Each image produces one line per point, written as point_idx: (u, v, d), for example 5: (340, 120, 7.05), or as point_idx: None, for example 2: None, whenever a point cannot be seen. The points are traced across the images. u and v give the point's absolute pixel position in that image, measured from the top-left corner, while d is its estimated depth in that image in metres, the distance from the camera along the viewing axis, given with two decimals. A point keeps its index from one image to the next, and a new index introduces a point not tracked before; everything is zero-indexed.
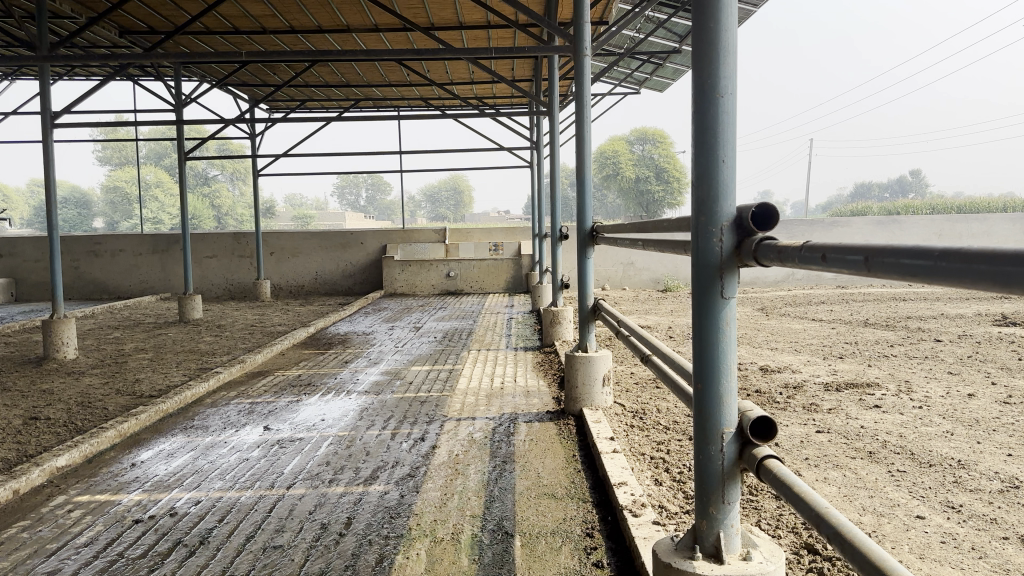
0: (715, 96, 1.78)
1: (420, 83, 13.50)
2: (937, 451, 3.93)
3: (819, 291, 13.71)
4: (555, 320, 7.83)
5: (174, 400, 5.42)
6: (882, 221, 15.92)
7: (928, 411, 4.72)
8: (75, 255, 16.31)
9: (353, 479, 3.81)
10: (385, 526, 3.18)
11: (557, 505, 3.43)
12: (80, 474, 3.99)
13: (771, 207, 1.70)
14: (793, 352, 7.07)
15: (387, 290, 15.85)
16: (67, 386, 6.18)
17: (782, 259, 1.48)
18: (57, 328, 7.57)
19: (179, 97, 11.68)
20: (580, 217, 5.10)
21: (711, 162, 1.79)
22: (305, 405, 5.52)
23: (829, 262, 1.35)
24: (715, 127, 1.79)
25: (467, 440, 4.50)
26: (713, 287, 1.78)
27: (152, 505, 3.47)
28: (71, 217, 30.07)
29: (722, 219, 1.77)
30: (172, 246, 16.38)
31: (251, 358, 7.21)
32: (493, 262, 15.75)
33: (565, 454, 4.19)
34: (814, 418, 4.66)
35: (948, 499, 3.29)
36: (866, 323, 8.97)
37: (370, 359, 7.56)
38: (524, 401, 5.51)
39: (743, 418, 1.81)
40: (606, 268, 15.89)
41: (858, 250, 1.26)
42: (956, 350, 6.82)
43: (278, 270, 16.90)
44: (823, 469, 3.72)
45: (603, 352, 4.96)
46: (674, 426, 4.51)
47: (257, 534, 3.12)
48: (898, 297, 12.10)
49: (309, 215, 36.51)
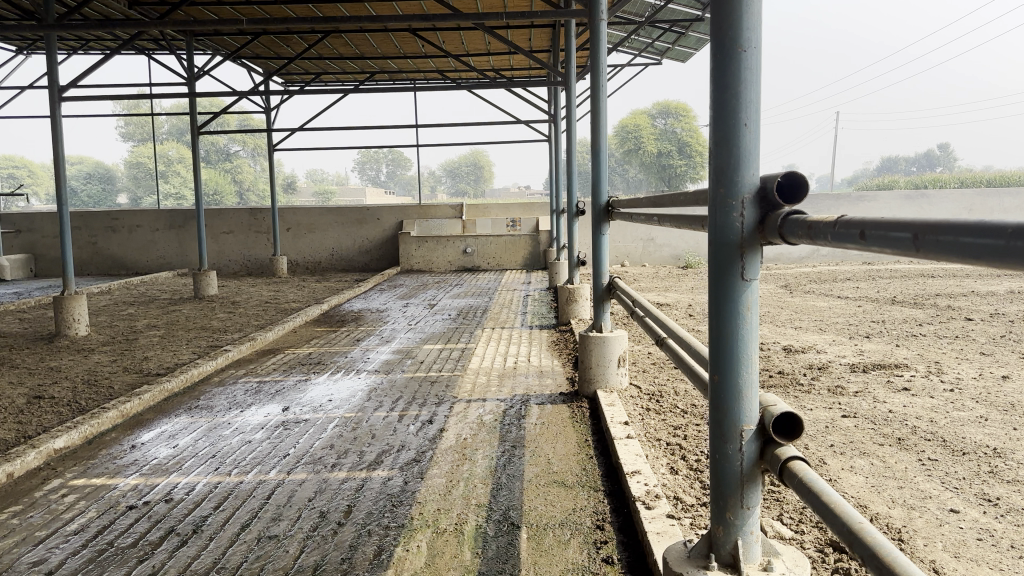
0: (736, 49, 1.57)
1: (434, 54, 13.24)
2: (970, 438, 3.70)
3: (844, 268, 13.29)
4: (571, 298, 7.65)
5: (180, 379, 5.34)
6: (911, 195, 15.39)
7: (961, 395, 4.47)
8: (93, 231, 16.38)
9: (356, 464, 3.68)
10: (386, 515, 3.05)
11: (568, 494, 3.27)
12: (79, 456, 3.92)
13: (800, 175, 1.50)
14: (818, 331, 6.81)
15: (403, 267, 15.77)
16: (76, 364, 6.15)
17: (812, 236, 1.30)
18: (68, 304, 7.53)
19: (191, 70, 11.49)
20: (595, 190, 4.86)
21: (733, 126, 1.59)
22: (313, 385, 5.42)
23: (868, 240, 1.16)
24: (736, 86, 1.58)
25: (476, 423, 4.35)
26: (733, 267, 1.59)
27: (148, 490, 3.37)
28: (94, 193, 30.42)
29: (744, 191, 1.57)
30: (188, 222, 16.39)
31: (261, 336, 7.12)
32: (511, 238, 15.54)
33: (577, 439, 4.03)
34: (840, 402, 4.44)
35: (984, 491, 3.07)
36: (893, 300, 8.65)
37: (382, 337, 7.46)
38: (536, 382, 5.35)
39: (766, 415, 1.61)
40: (625, 244, 15.63)
41: (907, 225, 1.06)
42: (989, 330, 6.52)
43: (295, 246, 16.83)
44: (849, 456, 3.51)
45: (618, 332, 4.78)
46: (692, 410, 4.33)
47: (253, 522, 3.01)
48: (925, 274, 11.74)
49: (328, 190, 36.45)
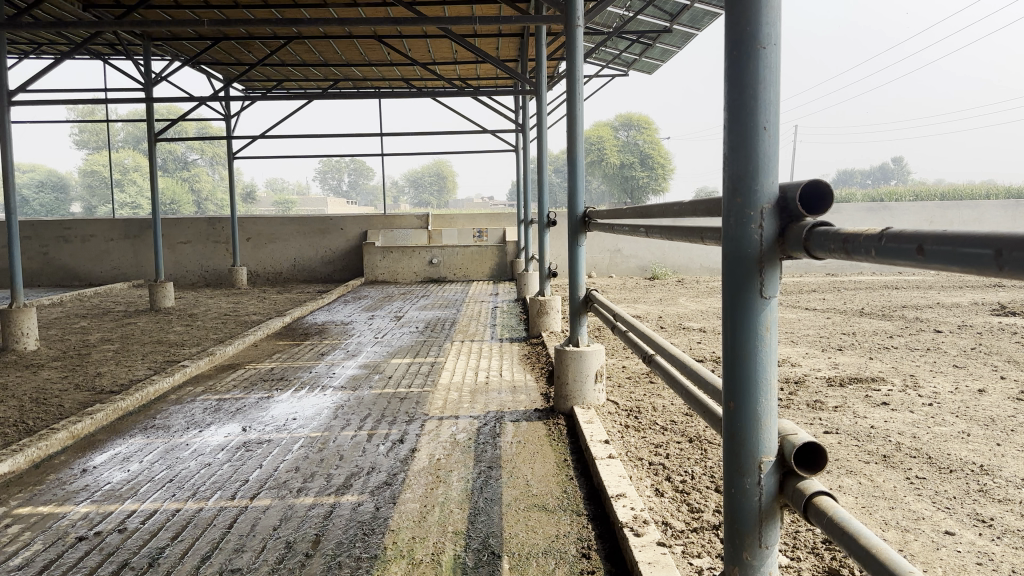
0: (756, 47, 1.43)
1: (401, 62, 13.04)
2: (956, 455, 3.64)
3: (811, 279, 13.38)
4: (542, 311, 7.51)
5: (135, 397, 5.03)
6: (872, 208, 15.67)
7: (940, 409, 4.45)
8: (44, 241, 15.71)
9: (324, 488, 3.46)
10: (357, 545, 2.84)
11: (549, 519, 3.10)
12: (24, 482, 3.61)
13: (825, 184, 1.37)
14: (792, 344, 6.78)
15: (368, 278, 15.48)
16: (23, 381, 5.78)
17: (849, 249, 1.18)
18: (17, 318, 7.12)
19: (149, 76, 11.04)
20: (571, 201, 4.73)
21: (750, 130, 1.44)
22: (276, 402, 5.16)
23: (927, 256, 1.03)
24: (754, 86, 1.44)
25: (449, 442, 4.16)
26: (750, 284, 1.45)
27: (100, 520, 3.09)
28: (47, 202, 29.43)
29: (762, 201, 1.44)
30: (144, 231, 15.84)
31: (221, 350, 6.81)
32: (478, 249, 15.36)
33: (556, 459, 3.87)
34: (821, 417, 4.37)
35: (976, 512, 3.00)
36: (861, 312, 8.70)
37: (348, 351, 7.20)
38: (510, 398, 5.17)
39: (787, 444, 1.48)
40: (593, 255, 15.60)
41: (987, 239, 0.93)
42: (958, 342, 6.57)
43: (255, 256, 16.42)
44: (836, 475, 3.43)
45: (595, 347, 4.65)
46: (673, 426, 4.21)
47: (213, 555, 2.77)
48: (889, 285, 11.88)
49: (289, 200, 35.82)
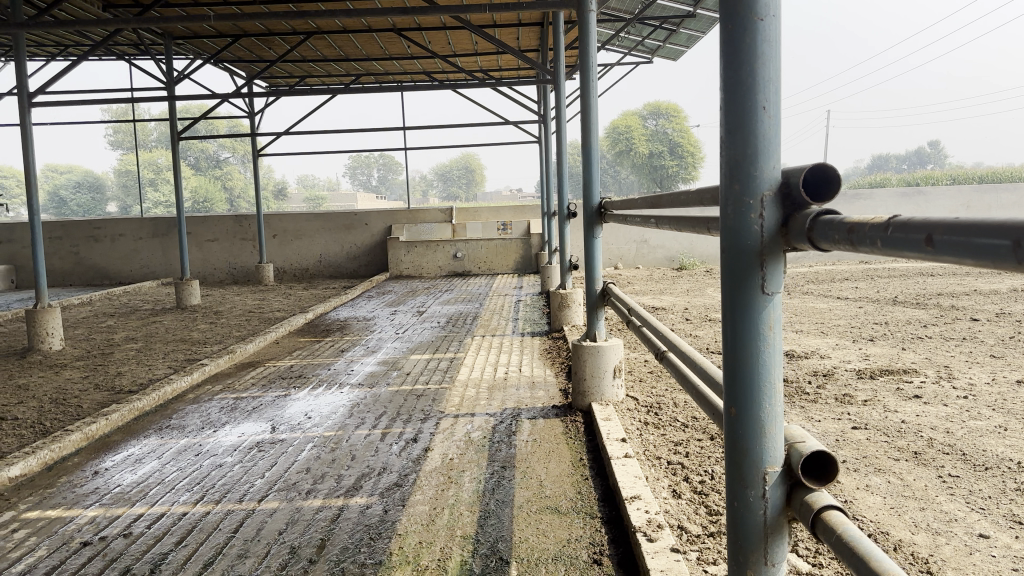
0: (752, 19, 1.31)
1: (421, 55, 12.96)
2: (993, 451, 3.45)
3: (843, 267, 13.02)
4: (564, 304, 7.39)
5: (152, 398, 5.05)
6: (907, 193, 15.20)
7: (976, 402, 4.23)
8: (75, 241, 16.04)
9: (333, 489, 3.41)
10: (362, 551, 2.77)
11: (562, 523, 3.00)
12: (36, 485, 3.62)
13: (831, 168, 1.24)
14: (820, 335, 6.56)
15: (393, 272, 15.51)
16: (45, 381, 5.84)
17: (853, 240, 1.06)
18: (41, 318, 7.23)
19: (170, 74, 11.10)
20: (587, 192, 4.59)
21: (748, 111, 1.32)
22: (293, 400, 5.13)
23: (937, 247, 0.90)
24: (753, 62, 1.31)
25: (464, 441, 4.08)
26: (751, 278, 1.33)
27: (107, 524, 3.08)
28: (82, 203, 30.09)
29: (762, 188, 1.31)
30: (172, 229, 16.04)
31: (241, 348, 6.81)
32: (502, 242, 15.26)
33: (571, 458, 3.77)
34: (849, 412, 4.19)
35: (1013, 512, 2.82)
36: (895, 301, 8.41)
37: (368, 347, 7.16)
38: (528, 394, 5.08)
39: (794, 453, 1.36)
40: (619, 246, 15.41)
41: (1004, 229, 0.80)
42: (996, 330, 6.30)
43: (282, 253, 16.54)
44: (863, 474, 3.26)
45: (613, 342, 4.51)
46: (693, 424, 4.07)
47: (216, 561, 2.73)
48: (924, 273, 11.50)
49: (318, 196, 36.10)
